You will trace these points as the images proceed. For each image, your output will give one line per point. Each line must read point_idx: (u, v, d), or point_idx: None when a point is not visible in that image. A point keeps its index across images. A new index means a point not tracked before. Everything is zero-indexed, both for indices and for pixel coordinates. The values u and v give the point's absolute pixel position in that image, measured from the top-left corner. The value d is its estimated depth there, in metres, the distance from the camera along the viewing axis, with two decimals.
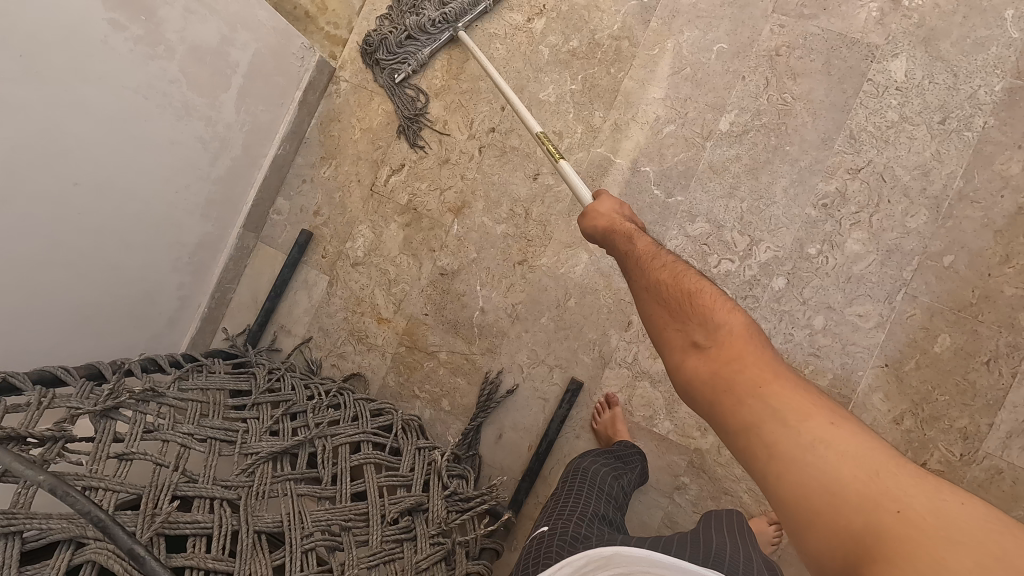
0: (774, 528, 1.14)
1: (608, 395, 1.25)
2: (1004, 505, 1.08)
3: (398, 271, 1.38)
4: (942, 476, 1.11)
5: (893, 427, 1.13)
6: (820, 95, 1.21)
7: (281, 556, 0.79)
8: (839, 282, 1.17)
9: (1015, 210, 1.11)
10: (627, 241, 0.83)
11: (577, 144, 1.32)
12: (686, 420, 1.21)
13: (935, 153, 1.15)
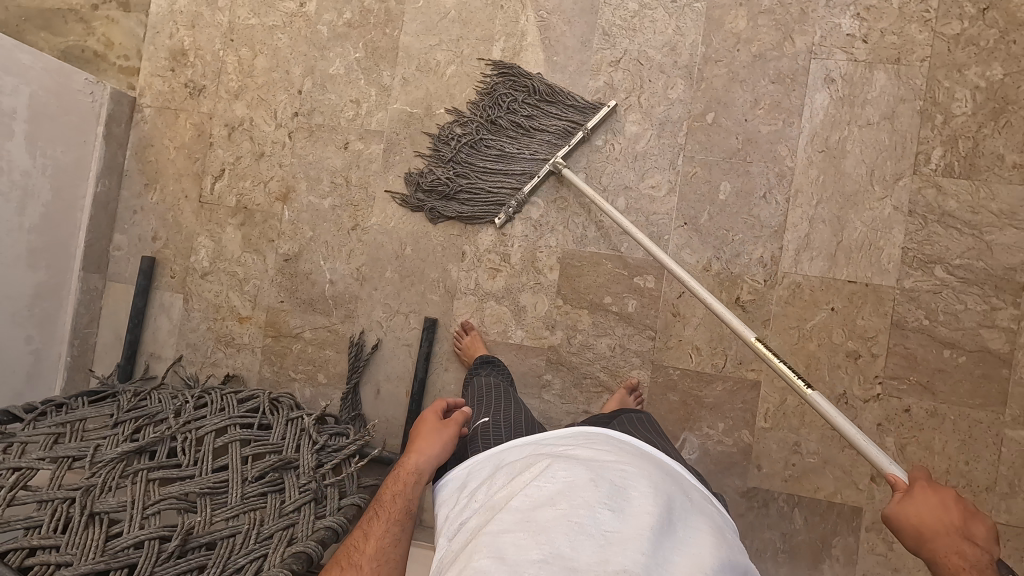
0: (634, 395, 1.26)
1: (463, 322, 1.34)
2: (809, 312, 1.22)
3: (246, 270, 1.43)
4: (755, 304, 1.24)
5: (705, 274, 1.25)
6: (569, 4, 1.32)
7: (122, 526, 0.91)
8: (628, 162, 1.29)
9: (752, 59, 1.25)
10: (955, 562, 0.70)
11: (375, 107, 1.39)
12: (534, 323, 1.31)
13: (676, 29, 1.28)
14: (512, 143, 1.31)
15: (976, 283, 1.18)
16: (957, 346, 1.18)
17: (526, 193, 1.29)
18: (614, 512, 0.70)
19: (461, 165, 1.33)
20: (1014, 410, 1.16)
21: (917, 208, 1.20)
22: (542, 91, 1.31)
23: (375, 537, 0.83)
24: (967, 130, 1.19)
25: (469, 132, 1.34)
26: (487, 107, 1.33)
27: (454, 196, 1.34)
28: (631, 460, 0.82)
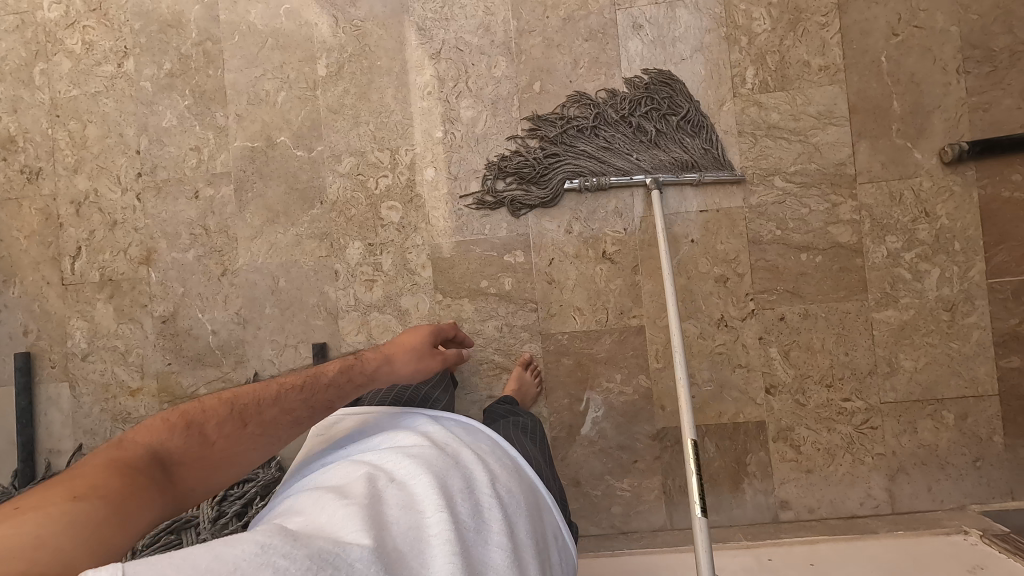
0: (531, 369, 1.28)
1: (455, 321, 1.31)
2: (673, 249, 1.27)
3: (126, 341, 1.39)
4: (622, 254, 1.28)
5: (568, 236, 1.29)
6: (379, 9, 1.34)
7: None
8: (472, 147, 1.32)
9: (561, 23, 1.29)
10: None
11: (217, 149, 1.38)
12: (420, 323, 1.32)
13: (486, 9, 1.31)
14: (626, 143, 1.26)
15: (814, 184, 1.23)
16: (812, 247, 1.23)
17: (606, 182, 1.25)
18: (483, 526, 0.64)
19: (554, 146, 1.29)
20: (875, 294, 1.22)
21: (746, 128, 1.25)
22: (676, 113, 1.25)
23: (282, 405, 0.77)
24: (771, 46, 1.25)
25: (586, 116, 1.28)
26: (629, 102, 1.27)
27: (536, 168, 1.29)
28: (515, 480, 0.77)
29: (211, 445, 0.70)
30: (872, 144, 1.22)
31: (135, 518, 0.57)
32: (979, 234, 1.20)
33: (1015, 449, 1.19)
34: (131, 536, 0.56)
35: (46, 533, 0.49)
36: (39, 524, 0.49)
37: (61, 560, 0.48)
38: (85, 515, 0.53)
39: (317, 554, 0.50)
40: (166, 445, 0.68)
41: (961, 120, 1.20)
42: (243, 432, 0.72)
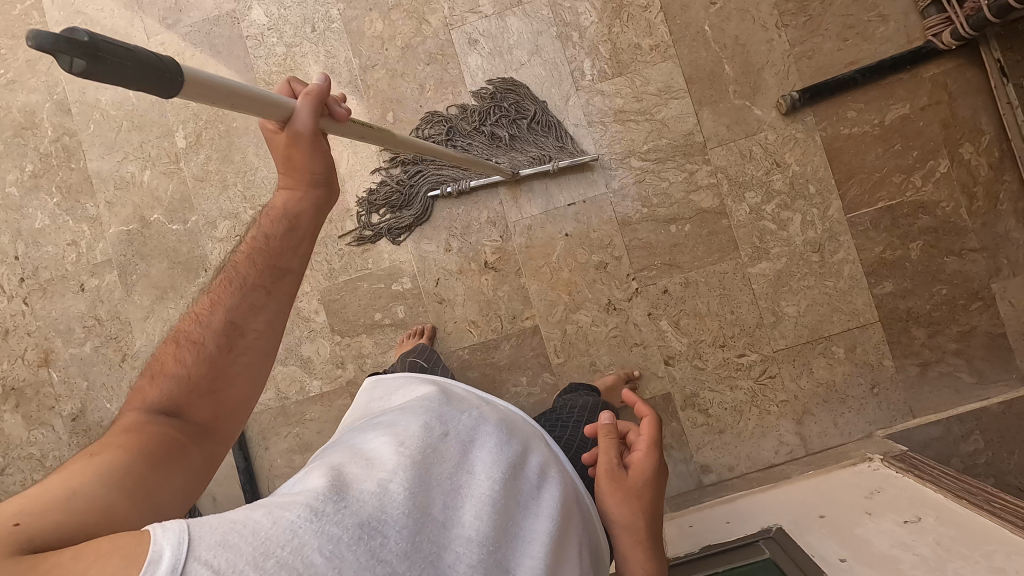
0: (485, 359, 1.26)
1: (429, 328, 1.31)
2: (549, 245, 1.30)
3: (40, 447, 1.38)
4: (503, 260, 1.31)
5: (448, 254, 1.32)
6: (225, 72, 1.36)
7: None
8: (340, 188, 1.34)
9: (401, 52, 1.33)
10: None
11: (93, 239, 1.38)
12: (324, 368, 1.34)
13: (327, 53, 1.34)
14: (482, 148, 1.29)
15: (668, 158, 1.28)
16: (679, 218, 1.28)
17: (468, 186, 1.27)
18: (521, 516, 0.57)
19: (414, 162, 1.30)
20: (746, 250, 1.26)
21: (594, 117, 1.29)
22: (524, 113, 1.29)
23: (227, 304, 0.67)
24: (601, 36, 1.29)
25: (441, 131, 1.31)
26: (477, 111, 1.30)
27: (399, 186, 1.31)
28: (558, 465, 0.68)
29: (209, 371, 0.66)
30: (714, 108, 1.27)
31: (167, 467, 0.58)
32: (829, 172, 1.25)
33: (905, 369, 1.24)
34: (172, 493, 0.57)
35: (76, 485, 0.51)
36: (74, 482, 0.51)
37: (92, 506, 0.50)
38: (115, 471, 0.54)
39: (363, 525, 0.44)
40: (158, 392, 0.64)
41: (791, 70, 1.26)
42: (223, 351, 0.66)
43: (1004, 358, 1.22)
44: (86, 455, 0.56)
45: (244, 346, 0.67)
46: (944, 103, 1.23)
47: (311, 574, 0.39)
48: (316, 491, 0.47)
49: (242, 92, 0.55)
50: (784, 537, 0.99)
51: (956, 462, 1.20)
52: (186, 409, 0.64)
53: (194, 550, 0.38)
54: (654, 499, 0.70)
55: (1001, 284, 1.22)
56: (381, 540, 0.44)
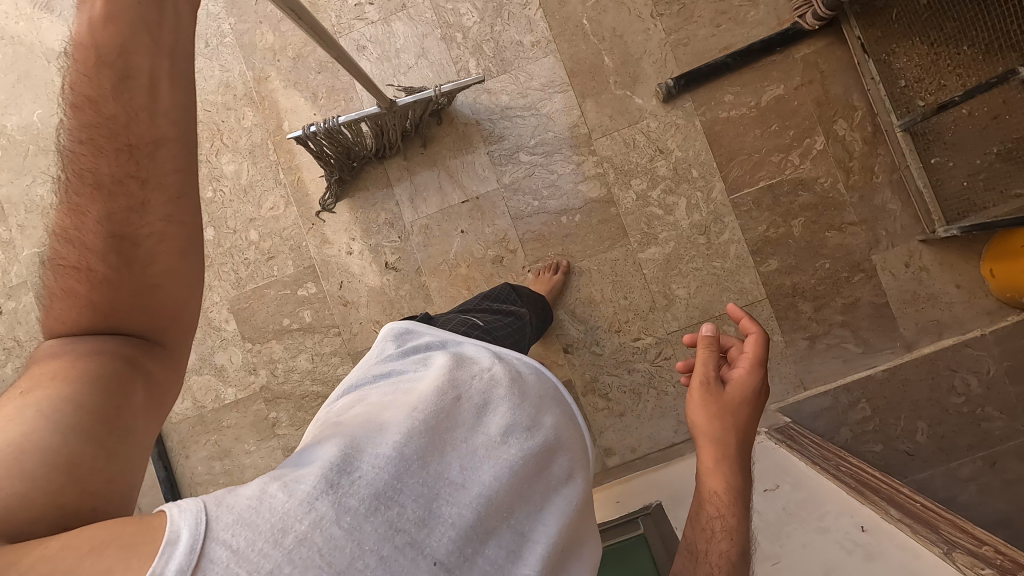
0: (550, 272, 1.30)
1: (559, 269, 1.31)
2: (445, 243, 1.33)
3: None
4: (403, 260, 1.34)
5: (349, 257, 1.35)
6: None
7: None
8: (243, 198, 1.37)
9: (292, 62, 1.36)
10: None
11: (7, 263, 1.42)
12: (237, 375, 1.38)
13: (222, 67, 1.37)
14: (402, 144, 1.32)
15: (555, 150, 1.31)
16: (569, 209, 1.31)
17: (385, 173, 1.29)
18: (540, 476, 0.56)
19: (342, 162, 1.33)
20: (636, 236, 1.30)
21: (482, 115, 1.32)
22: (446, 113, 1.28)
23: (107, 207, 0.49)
24: (484, 35, 1.32)
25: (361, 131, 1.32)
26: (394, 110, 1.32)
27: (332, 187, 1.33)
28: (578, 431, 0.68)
29: (120, 274, 0.50)
30: (596, 100, 1.30)
31: (123, 402, 0.47)
32: (711, 156, 1.28)
33: (795, 344, 1.27)
34: (145, 433, 0.48)
35: (21, 436, 0.42)
36: (14, 431, 0.42)
37: (51, 462, 0.41)
38: (67, 408, 0.44)
39: (379, 496, 0.43)
40: (64, 312, 0.50)
41: (668, 58, 1.29)
42: (122, 254, 0.49)
43: (888, 327, 1.26)
44: (18, 394, 0.45)
45: (147, 251, 0.50)
46: (816, 82, 1.26)
47: (329, 551, 0.38)
48: (336, 458, 0.46)
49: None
50: (660, 514, 1.02)
51: (846, 431, 1.23)
52: (119, 324, 0.51)
53: (210, 528, 0.37)
54: (749, 417, 0.72)
55: (880, 255, 1.26)
56: (400, 511, 0.43)
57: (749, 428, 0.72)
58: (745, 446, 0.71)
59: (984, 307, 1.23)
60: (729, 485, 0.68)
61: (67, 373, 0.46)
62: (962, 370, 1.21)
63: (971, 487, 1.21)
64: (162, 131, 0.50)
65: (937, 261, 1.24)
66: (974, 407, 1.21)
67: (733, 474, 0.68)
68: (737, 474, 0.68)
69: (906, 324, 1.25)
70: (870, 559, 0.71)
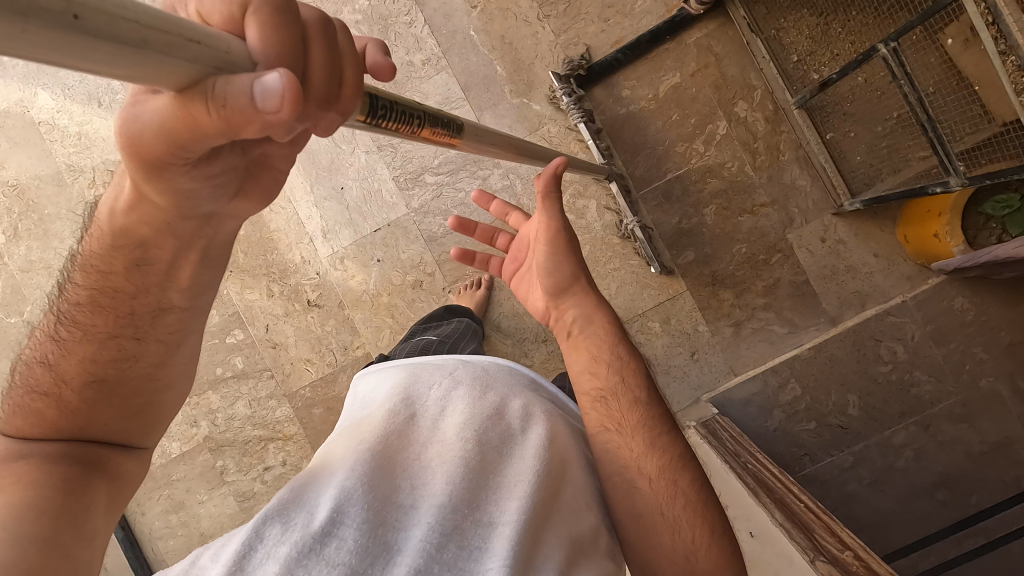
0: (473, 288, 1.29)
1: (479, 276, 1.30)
2: (364, 274, 1.33)
3: None
4: (325, 295, 1.34)
5: (272, 299, 1.35)
6: (27, 161, 1.38)
7: None
8: None
9: None
10: None
11: None
12: (180, 429, 1.38)
13: None
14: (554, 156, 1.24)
15: (460, 167, 1.29)
16: (481, 225, 1.30)
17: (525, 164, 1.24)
18: (480, 477, 0.63)
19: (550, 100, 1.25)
20: None
21: (382, 141, 1.31)
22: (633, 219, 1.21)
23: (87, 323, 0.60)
24: None
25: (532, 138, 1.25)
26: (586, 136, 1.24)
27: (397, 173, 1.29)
28: (536, 404, 0.73)
29: (92, 406, 0.60)
30: (495, 112, 1.28)
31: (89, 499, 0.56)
32: (615, 155, 1.27)
33: (720, 332, 1.27)
34: (107, 518, 0.57)
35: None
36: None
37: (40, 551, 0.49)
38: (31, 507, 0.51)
39: (304, 541, 0.54)
40: (27, 427, 0.59)
41: (561, 60, 1.26)
42: (98, 391, 0.60)
43: (811, 304, 1.25)
44: None
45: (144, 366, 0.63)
46: (712, 66, 1.23)
47: None
48: (272, 511, 0.57)
49: (178, 33, 0.26)
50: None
51: (778, 413, 1.23)
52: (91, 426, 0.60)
53: None
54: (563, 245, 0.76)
55: (796, 232, 1.24)
56: (325, 548, 0.53)
57: (593, 295, 0.78)
58: (600, 311, 0.77)
59: (904, 273, 1.22)
60: (608, 354, 0.75)
61: (31, 478, 0.54)
62: (887, 339, 1.21)
63: (907, 452, 1.21)
64: (175, 302, 0.62)
65: (852, 232, 1.23)
66: (902, 373, 1.21)
67: (606, 344, 0.75)
68: (607, 345, 0.75)
69: (829, 299, 1.24)
70: None
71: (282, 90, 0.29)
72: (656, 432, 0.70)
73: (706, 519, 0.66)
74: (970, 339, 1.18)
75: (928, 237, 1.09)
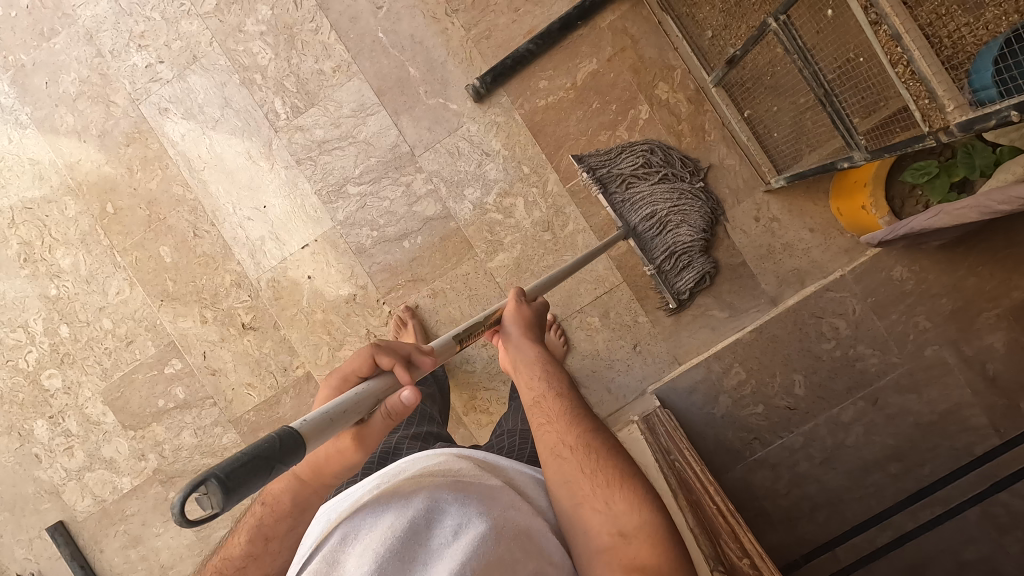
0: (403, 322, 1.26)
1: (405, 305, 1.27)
2: (296, 292, 1.29)
3: None
4: (258, 316, 1.31)
5: (205, 326, 1.32)
6: None
7: None
8: (88, 288, 1.33)
9: (99, 141, 1.30)
10: None
11: None
12: (128, 463, 1.36)
13: (32, 160, 1.32)
14: (639, 200, 1.19)
15: (381, 175, 1.26)
16: (409, 233, 1.26)
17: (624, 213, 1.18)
18: None
19: (629, 156, 1.20)
20: (481, 246, 1.25)
21: (301, 155, 1.27)
22: (674, 244, 1.18)
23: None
24: (283, 70, 1.26)
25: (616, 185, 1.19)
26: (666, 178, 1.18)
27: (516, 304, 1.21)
28: (451, 482, 0.61)
29: None
30: (412, 114, 1.24)
31: None
32: (538, 149, 1.23)
33: (661, 322, 1.24)
34: None
35: None
36: None
37: None
38: None
39: None
40: None
41: (474, 56, 1.22)
42: None
43: (749, 286, 1.22)
44: None
45: None
46: (628, 49, 1.20)
47: None
48: None
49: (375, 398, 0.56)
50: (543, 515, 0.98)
51: (725, 399, 1.21)
52: None
53: None
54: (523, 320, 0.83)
55: (729, 214, 1.21)
56: None
57: (530, 342, 0.79)
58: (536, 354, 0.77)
59: (840, 246, 1.19)
60: (538, 380, 0.74)
61: None
62: (828, 315, 1.18)
63: (857, 429, 1.17)
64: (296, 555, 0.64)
65: (786, 209, 1.20)
66: (845, 348, 1.18)
67: (537, 375, 0.75)
68: (541, 377, 0.75)
69: (767, 279, 1.22)
70: None
71: (415, 395, 0.57)
72: (577, 426, 0.67)
73: (631, 486, 0.60)
74: (912, 309, 1.15)
75: (856, 209, 1.06)
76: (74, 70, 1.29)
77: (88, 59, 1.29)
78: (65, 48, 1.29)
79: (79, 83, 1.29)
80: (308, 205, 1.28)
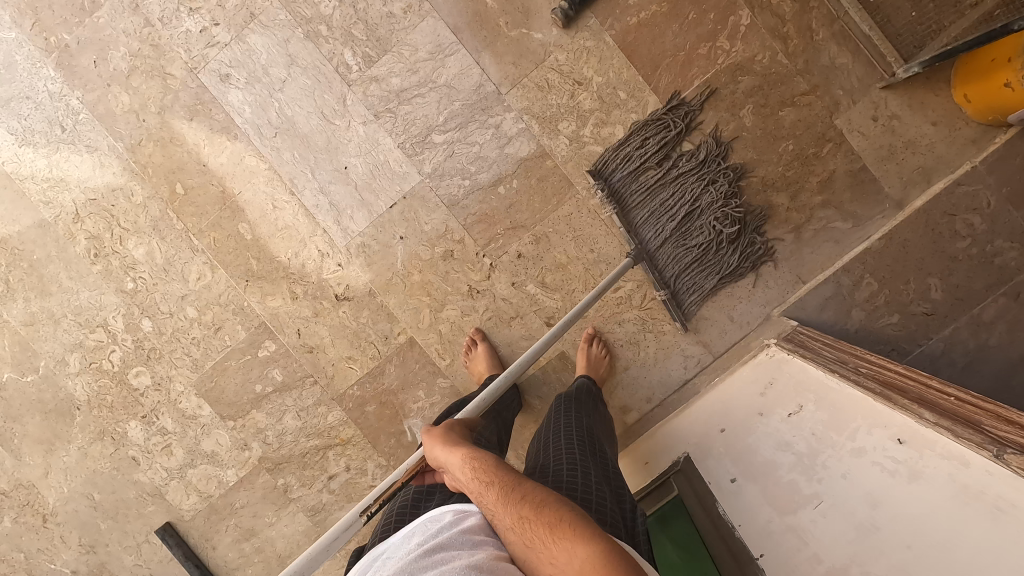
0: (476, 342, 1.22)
1: (478, 329, 1.23)
2: (389, 255, 1.23)
3: None
4: (352, 286, 1.24)
5: (296, 302, 1.25)
6: None
7: None
8: (168, 277, 1.26)
9: (158, 118, 1.22)
10: None
11: None
12: (231, 454, 1.30)
13: (91, 147, 1.23)
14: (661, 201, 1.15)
15: (467, 119, 1.18)
16: (503, 177, 1.19)
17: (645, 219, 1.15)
18: None
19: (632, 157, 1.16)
20: (582, 182, 1.18)
21: (379, 107, 1.19)
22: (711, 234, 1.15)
23: None
24: (350, 17, 1.17)
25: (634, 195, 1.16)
26: (675, 165, 1.15)
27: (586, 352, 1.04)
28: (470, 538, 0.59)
29: None
30: (494, 50, 1.16)
31: None
32: (634, 71, 1.15)
33: (779, 241, 1.18)
34: None
35: None
36: None
37: None
38: None
39: None
40: None
41: None
42: None
43: (871, 191, 1.15)
44: None
45: None
46: None
47: None
48: None
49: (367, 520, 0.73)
50: (685, 478, 0.92)
51: (857, 312, 1.15)
52: None
53: None
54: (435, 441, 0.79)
55: (843, 116, 1.14)
56: None
57: (448, 450, 0.74)
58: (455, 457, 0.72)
59: (966, 137, 1.12)
60: (466, 481, 0.68)
61: None
62: (962, 211, 1.11)
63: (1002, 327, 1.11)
64: None
65: (905, 104, 1.13)
66: (983, 245, 1.11)
67: (457, 466, 0.71)
68: (461, 469, 0.70)
69: (890, 182, 1.15)
70: (917, 478, 0.62)
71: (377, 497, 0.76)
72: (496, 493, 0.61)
73: (562, 527, 0.52)
74: None
75: (996, 88, 1.00)
76: (123, 44, 1.20)
77: (137, 31, 1.20)
78: (110, 21, 1.20)
79: (130, 57, 1.21)
80: (392, 160, 1.20)
